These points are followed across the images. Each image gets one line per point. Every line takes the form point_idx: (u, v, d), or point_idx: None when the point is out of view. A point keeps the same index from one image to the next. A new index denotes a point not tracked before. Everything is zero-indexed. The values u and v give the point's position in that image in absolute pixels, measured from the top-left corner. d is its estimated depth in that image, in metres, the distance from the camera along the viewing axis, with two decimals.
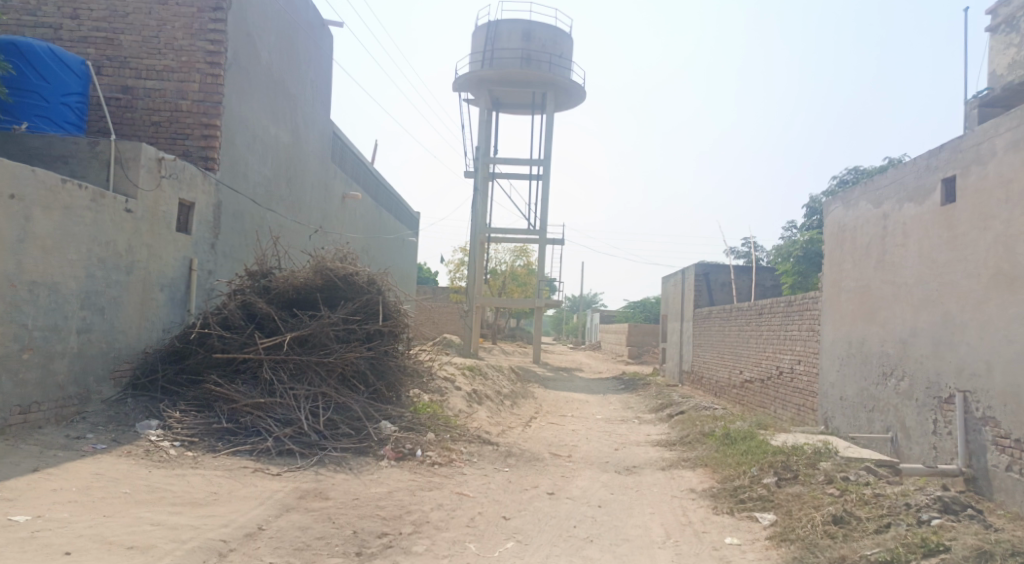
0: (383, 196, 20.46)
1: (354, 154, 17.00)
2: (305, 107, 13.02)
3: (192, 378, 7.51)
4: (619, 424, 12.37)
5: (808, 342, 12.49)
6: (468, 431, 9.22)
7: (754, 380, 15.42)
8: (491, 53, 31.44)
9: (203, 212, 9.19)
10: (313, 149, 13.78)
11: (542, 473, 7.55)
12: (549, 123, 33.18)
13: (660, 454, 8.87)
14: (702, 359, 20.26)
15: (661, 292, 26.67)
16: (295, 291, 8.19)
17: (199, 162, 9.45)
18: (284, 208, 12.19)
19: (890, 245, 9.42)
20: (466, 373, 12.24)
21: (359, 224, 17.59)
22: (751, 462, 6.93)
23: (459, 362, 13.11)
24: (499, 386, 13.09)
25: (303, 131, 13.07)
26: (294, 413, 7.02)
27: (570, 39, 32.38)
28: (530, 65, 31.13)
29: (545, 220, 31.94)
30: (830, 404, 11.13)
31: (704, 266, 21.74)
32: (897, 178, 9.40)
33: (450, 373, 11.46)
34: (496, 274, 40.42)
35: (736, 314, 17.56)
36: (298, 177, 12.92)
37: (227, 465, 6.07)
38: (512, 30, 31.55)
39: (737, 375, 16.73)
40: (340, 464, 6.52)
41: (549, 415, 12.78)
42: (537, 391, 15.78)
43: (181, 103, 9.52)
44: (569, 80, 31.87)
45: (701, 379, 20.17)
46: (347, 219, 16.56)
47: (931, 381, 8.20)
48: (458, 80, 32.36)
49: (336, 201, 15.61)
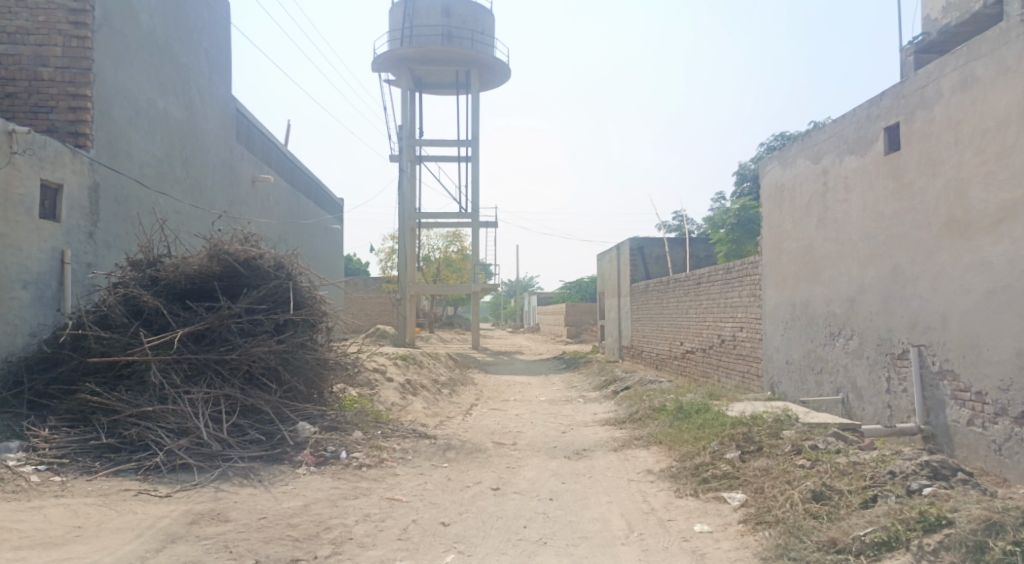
0: (299, 180, 19.10)
1: (263, 133, 15.63)
2: (199, 78, 11.68)
3: (64, 388, 6.30)
4: (564, 405, 11.77)
5: (749, 308, 12.22)
6: (401, 425, 8.35)
7: (696, 350, 15.17)
8: (410, 29, 30.10)
9: (76, 196, 7.87)
10: (213, 126, 12.44)
11: (484, 466, 6.79)
12: (474, 102, 32.24)
13: (610, 434, 8.28)
14: (642, 334, 20.00)
15: (596, 269, 26.38)
16: (189, 281, 7.06)
17: (67, 137, 8.09)
18: (181, 192, 10.87)
19: (831, 202, 9.12)
20: (398, 362, 11.32)
21: (273, 211, 16.25)
22: (710, 437, 6.38)
23: (390, 351, 12.16)
24: (435, 374, 12.23)
25: (199, 106, 11.72)
26: (191, 421, 5.97)
27: (491, 14, 31.48)
28: (452, 41, 30.06)
29: (477, 201, 31.08)
30: (775, 369, 10.87)
31: (639, 240, 21.53)
32: (834, 131, 9.09)
33: (379, 363, 10.52)
34: (429, 261, 39.30)
35: (673, 286, 17.29)
36: (195, 157, 11.59)
37: (104, 489, 4.99)
38: (431, 5, 30.33)
39: (678, 346, 16.48)
40: (247, 476, 5.55)
41: (490, 401, 12.04)
42: (476, 377, 15.01)
43: (41, 71, 8.11)
44: (493, 56, 31.02)
45: (641, 353, 19.93)
46: (259, 204, 15.26)
47: (883, 338, 7.92)
48: (377, 59, 30.87)
49: (245, 185, 14.29)
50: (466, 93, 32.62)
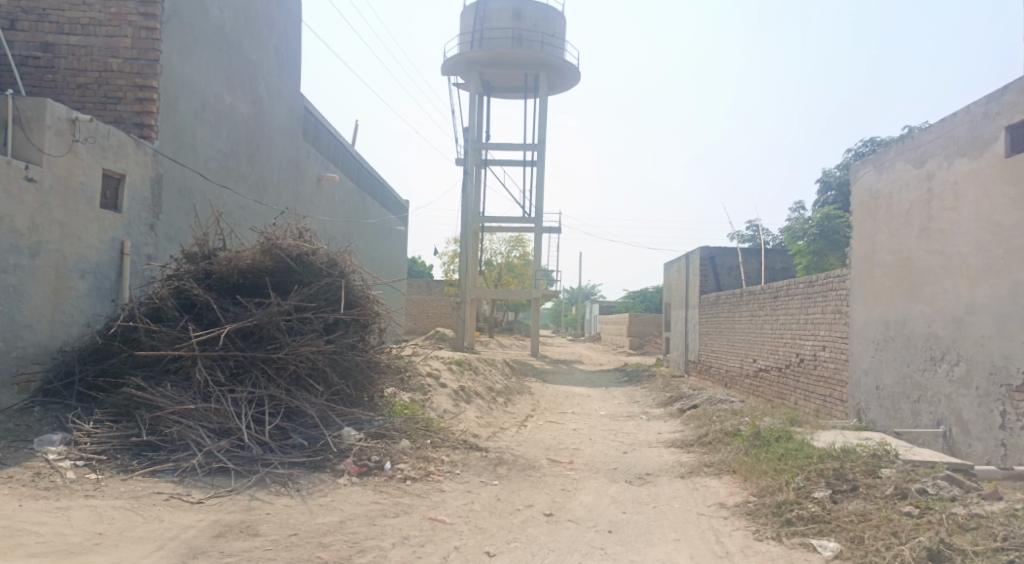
0: (365, 181, 19.17)
1: (330, 133, 15.69)
2: (268, 75, 11.72)
3: (112, 381, 6.18)
4: (626, 422, 11.10)
5: (833, 326, 11.22)
6: (452, 435, 7.93)
7: (771, 369, 14.16)
8: (480, 33, 30.05)
9: (138, 188, 7.85)
10: (281, 124, 12.47)
11: (537, 487, 6.26)
12: (542, 105, 31.87)
13: (676, 458, 7.59)
14: (710, 348, 19.00)
15: (663, 279, 25.42)
16: (240, 276, 6.85)
17: (132, 129, 8.14)
18: (245, 188, 10.89)
19: (935, 209, 8.15)
20: (454, 367, 10.95)
21: (337, 210, 16.28)
22: (794, 471, 5.63)
23: (447, 356, 11.82)
24: (492, 381, 11.79)
25: (267, 102, 11.76)
26: (233, 422, 5.72)
27: (562, 16, 31.03)
28: (521, 44, 29.77)
29: (541, 206, 30.63)
30: (864, 394, 9.87)
31: (710, 249, 20.50)
32: (941, 131, 8.12)
33: (434, 368, 10.16)
34: (492, 265, 39.12)
35: (747, 299, 16.28)
36: (261, 153, 11.61)
37: (136, 491, 4.76)
38: (502, 8, 30.18)
39: (751, 364, 15.48)
40: (285, 485, 5.22)
41: (548, 412, 11.50)
42: (534, 387, 14.50)
43: (111, 62, 8.18)
44: (562, 59, 30.53)
45: (709, 369, 18.93)
46: (324, 203, 15.31)
47: (997, 366, 6.94)
48: (447, 62, 30.97)
49: (311, 183, 14.32)
50: (534, 97, 32.30)
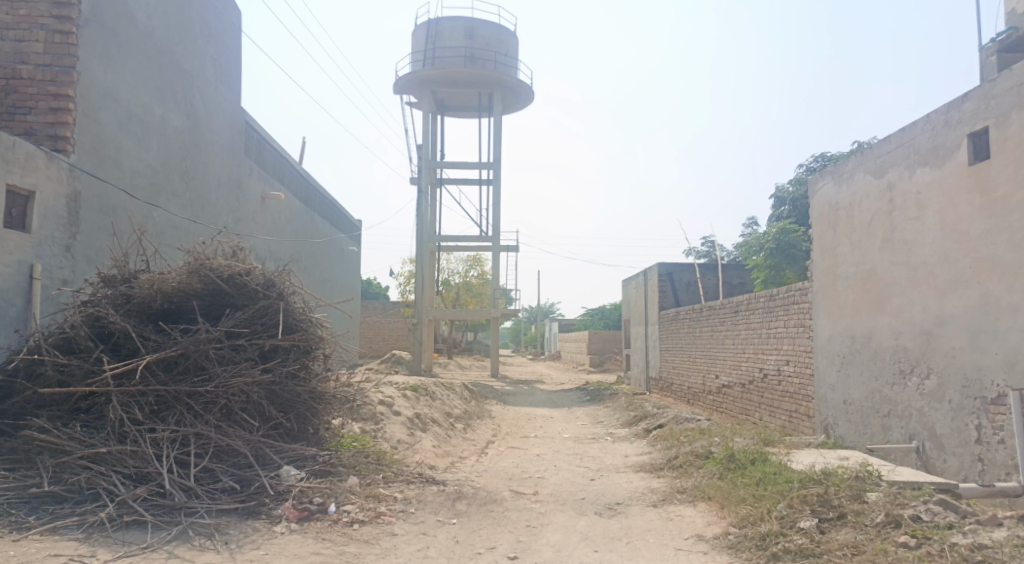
0: (314, 200, 18.45)
1: (274, 149, 14.99)
2: (204, 87, 11.03)
3: (11, 424, 5.40)
4: (590, 445, 10.65)
5: (797, 340, 11.05)
6: (407, 468, 7.33)
7: (734, 385, 13.96)
8: (433, 51, 29.77)
9: (52, 205, 7.09)
10: (219, 138, 11.76)
11: (499, 524, 5.71)
12: (497, 125, 31.68)
13: (646, 484, 7.15)
14: (672, 365, 18.80)
15: (622, 296, 25.26)
16: (165, 300, 6.16)
17: (45, 141, 7.37)
18: (179, 205, 10.14)
19: (898, 220, 8.03)
20: (408, 393, 10.33)
21: (283, 230, 15.53)
22: (774, 498, 5.25)
23: (401, 381, 11.18)
24: (450, 406, 11.21)
25: (203, 116, 11.06)
26: (152, 466, 5.02)
27: (515, 36, 31.00)
28: (475, 63, 29.59)
29: (498, 225, 30.27)
30: (831, 409, 9.66)
31: (668, 265, 20.40)
32: (900, 141, 8.05)
33: (388, 394, 9.54)
34: (449, 285, 38.50)
35: (707, 314, 16.14)
36: (198, 170, 10.87)
37: (28, 554, 4.00)
38: (454, 27, 29.98)
39: (713, 380, 15.29)
40: (210, 537, 4.55)
41: (509, 438, 10.97)
42: (495, 410, 13.94)
43: (21, 69, 7.44)
44: (516, 78, 30.44)
45: (671, 386, 18.71)
46: (269, 222, 14.56)
47: (970, 379, 6.77)
48: (399, 81, 30.54)
49: (254, 201, 13.59)
50: (488, 116, 32.09)
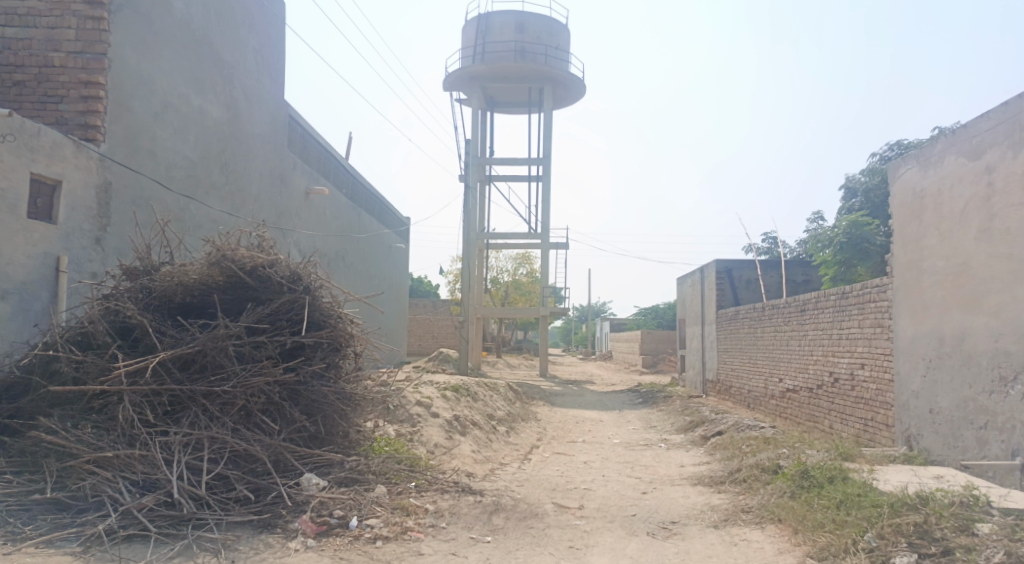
0: (361, 196, 18.26)
1: (320, 145, 14.79)
2: (246, 79, 10.83)
3: (23, 422, 5.12)
4: (643, 452, 9.94)
5: (874, 341, 10.04)
6: (442, 476, 6.82)
7: (800, 389, 12.96)
8: (482, 46, 29.36)
9: (80, 195, 6.89)
10: (262, 131, 11.55)
11: (539, 544, 5.10)
12: (548, 120, 31.02)
13: (705, 501, 6.42)
14: (730, 367, 17.78)
15: (677, 294, 24.25)
16: (186, 294, 5.82)
17: (75, 130, 7.19)
18: (218, 199, 9.93)
19: (999, 205, 7.02)
20: (450, 393, 9.85)
21: (328, 225, 15.32)
22: (860, 525, 4.47)
23: (442, 381, 10.72)
24: (493, 408, 10.67)
25: (245, 109, 10.85)
26: (161, 472, 4.65)
27: (566, 28, 30.24)
28: (524, 56, 29.03)
29: (547, 221, 29.64)
30: (914, 419, 8.65)
31: (726, 261, 19.35)
32: (1003, 114, 7.03)
33: (427, 395, 9.07)
34: (499, 284, 38.10)
35: (769, 313, 15.13)
36: (238, 163, 10.67)
37: None
38: (504, 21, 29.48)
39: (776, 384, 14.29)
40: (215, 554, 4.10)
41: (555, 442, 10.35)
42: (541, 412, 13.35)
43: (52, 57, 7.27)
44: (566, 70, 29.73)
45: (729, 389, 17.71)
46: (314, 218, 14.38)
47: None
48: (449, 77, 30.26)
49: (298, 197, 13.39)
50: (538, 111, 31.49)
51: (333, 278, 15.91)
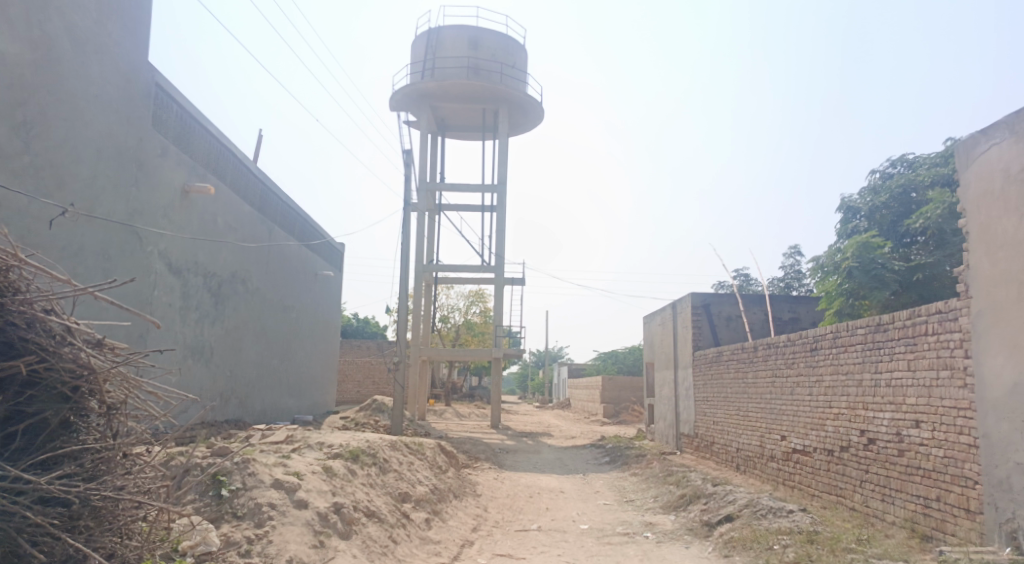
0: (273, 207, 15.16)
1: (209, 134, 11.69)
2: (78, 17, 7.75)
3: None
4: (626, 547, 6.86)
5: (934, 392, 7.33)
6: None
7: (813, 451, 10.21)
8: (432, 62, 26.97)
9: None
10: (105, 95, 8.42)
11: None
12: (503, 146, 28.66)
13: None
14: (713, 419, 15.01)
15: (644, 334, 21.63)
16: None
17: None
18: (3, 173, 6.72)
19: None
20: (342, 462, 6.64)
21: (217, 235, 12.09)
22: None
23: (339, 441, 7.50)
24: (411, 481, 7.48)
25: (76, 58, 7.74)
26: None
27: (523, 47, 28.19)
28: (478, 74, 26.71)
29: (502, 253, 26.94)
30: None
31: (703, 294, 16.76)
32: None
33: (298, 467, 5.80)
34: (448, 323, 34.97)
35: (764, 354, 12.50)
36: (54, 129, 7.46)
37: None
38: (457, 36, 27.23)
39: (779, 443, 11.55)
40: None
41: (501, 533, 7.20)
42: (485, 480, 10.19)
43: None
44: (524, 93, 27.52)
45: (713, 447, 14.91)
46: (196, 223, 11.23)
47: None
48: (396, 95, 27.68)
49: (169, 193, 10.27)
50: (493, 136, 29.13)
51: (224, 304, 12.69)
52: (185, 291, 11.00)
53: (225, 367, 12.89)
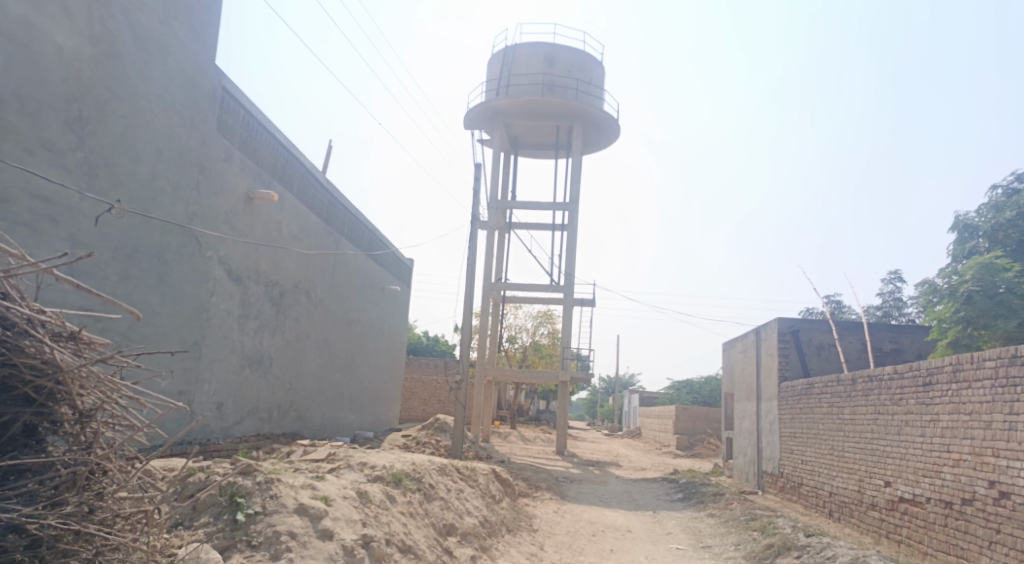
0: (340, 219, 15.02)
1: (276, 141, 11.62)
2: (142, 14, 7.79)
3: None
4: None
5: None
6: None
7: (926, 502, 8.76)
8: (507, 80, 26.77)
9: None
10: (168, 95, 8.36)
11: None
12: (576, 163, 28.02)
13: None
14: (802, 458, 13.53)
15: (723, 361, 20.22)
16: None
17: None
18: (56, 167, 6.76)
19: None
20: (382, 488, 5.99)
21: (280, 243, 11.92)
22: None
23: (384, 463, 6.88)
24: (458, 512, 6.75)
25: (139, 56, 7.79)
26: None
27: (600, 63, 27.58)
28: (553, 91, 26.28)
29: (572, 273, 26.13)
30: None
31: (790, 319, 15.36)
32: None
33: (327, 491, 5.17)
34: (516, 344, 34.32)
35: (865, 388, 11.07)
36: (113, 124, 7.48)
37: None
38: (533, 53, 26.96)
39: (883, 490, 10.08)
40: None
41: None
42: (545, 513, 9.34)
43: None
44: (599, 109, 26.84)
45: (802, 489, 13.42)
46: (259, 231, 11.06)
47: None
48: (470, 113, 27.62)
49: (233, 198, 10.11)
50: (566, 155, 28.54)
51: (286, 314, 12.48)
52: (246, 299, 10.81)
53: (284, 378, 12.64)
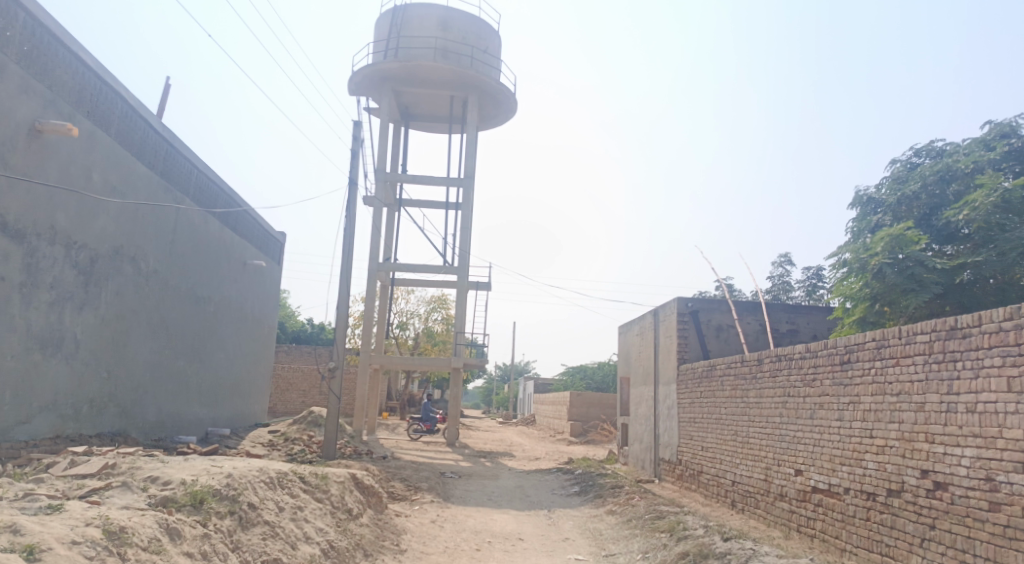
0: (181, 175, 12.53)
1: (81, 61, 9.10)
2: None
3: None
4: None
5: None
6: None
7: (846, 494, 7.91)
8: (397, 43, 24.56)
9: None
10: None
11: None
12: (471, 138, 26.38)
13: None
14: (702, 445, 12.73)
15: (618, 345, 19.42)
16: None
17: None
18: None
19: None
20: (160, 517, 4.05)
21: (90, 193, 9.42)
22: None
23: (183, 478, 4.93)
24: (287, 539, 4.95)
25: None
26: None
27: (497, 32, 26.01)
28: (447, 57, 24.40)
29: (465, 254, 24.52)
30: None
31: (691, 299, 14.58)
32: None
33: (42, 536, 3.12)
34: (406, 330, 32.30)
35: (772, 369, 10.25)
36: None
37: None
38: (425, 15, 24.93)
39: (793, 479, 9.26)
40: None
41: None
42: (421, 525, 7.67)
43: None
44: (496, 81, 25.28)
45: (702, 478, 12.61)
46: (55, 174, 8.56)
47: None
48: (356, 77, 25.18)
49: (7, 127, 7.61)
50: (461, 129, 26.82)
51: (100, 286, 9.97)
52: (32, 262, 8.30)
53: (98, 366, 10.12)
